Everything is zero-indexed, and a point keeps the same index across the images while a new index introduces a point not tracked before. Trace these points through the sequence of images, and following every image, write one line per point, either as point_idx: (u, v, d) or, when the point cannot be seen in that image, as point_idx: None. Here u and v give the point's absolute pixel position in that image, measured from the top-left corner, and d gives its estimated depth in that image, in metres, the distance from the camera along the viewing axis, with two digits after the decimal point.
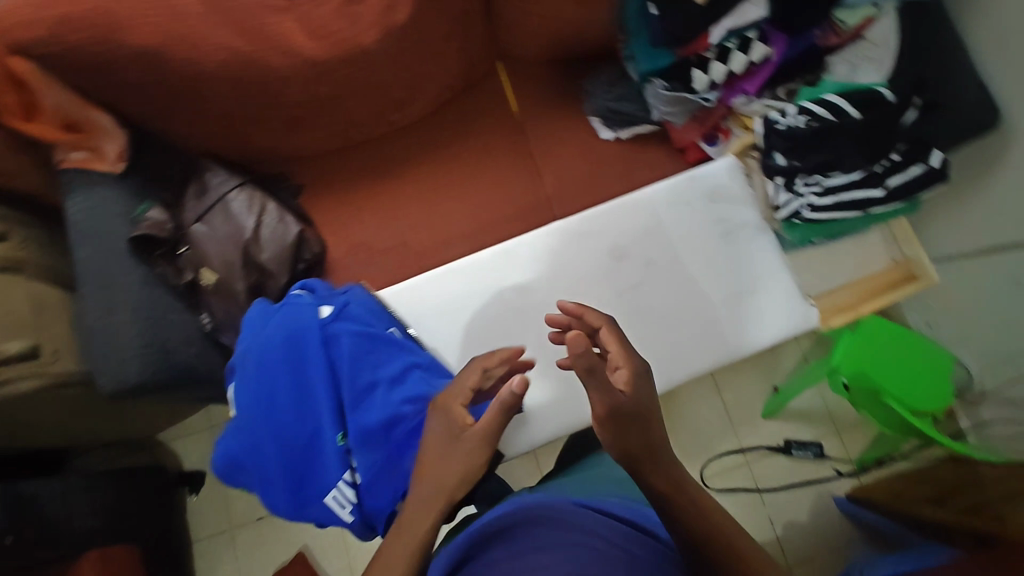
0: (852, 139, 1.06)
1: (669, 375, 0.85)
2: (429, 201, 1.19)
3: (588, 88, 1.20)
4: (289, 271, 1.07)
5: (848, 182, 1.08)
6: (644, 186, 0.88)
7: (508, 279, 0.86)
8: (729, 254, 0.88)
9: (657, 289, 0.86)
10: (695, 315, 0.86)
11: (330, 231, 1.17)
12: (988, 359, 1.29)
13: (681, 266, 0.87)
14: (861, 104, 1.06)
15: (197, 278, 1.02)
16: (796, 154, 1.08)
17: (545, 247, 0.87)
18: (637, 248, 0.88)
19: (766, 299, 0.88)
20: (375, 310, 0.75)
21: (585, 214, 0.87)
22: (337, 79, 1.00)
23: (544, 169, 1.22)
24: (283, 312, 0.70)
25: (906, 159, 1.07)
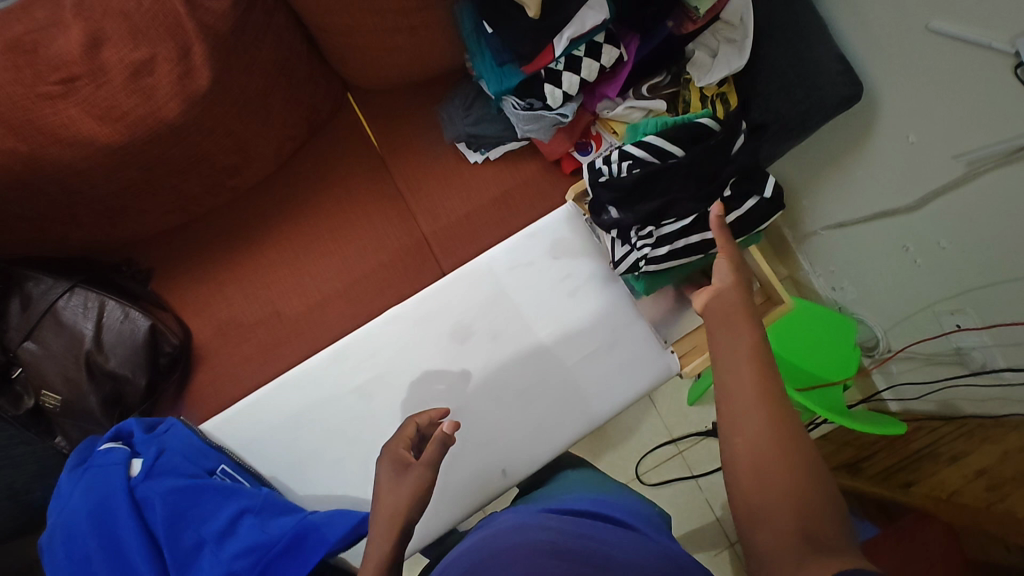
0: (684, 178, 0.82)
1: (533, 456, 0.84)
2: (294, 263, 1.10)
3: (446, 113, 1.12)
4: (147, 372, 0.98)
5: (686, 230, 0.82)
6: (477, 257, 0.87)
7: (348, 384, 0.83)
8: (577, 313, 0.88)
9: (507, 366, 0.85)
10: (550, 387, 0.85)
11: (191, 315, 1.07)
12: (893, 319, 1.29)
13: (529, 337, 0.86)
14: (687, 138, 0.83)
15: (40, 401, 0.94)
16: (623, 205, 0.84)
17: (387, 338, 0.85)
18: (482, 322, 0.86)
19: (622, 357, 0.88)
20: (198, 449, 0.75)
21: (421, 298, 0.85)
22: (148, 161, 0.89)
23: (416, 206, 1.13)
24: (86, 478, 0.68)
25: (740, 195, 0.83)
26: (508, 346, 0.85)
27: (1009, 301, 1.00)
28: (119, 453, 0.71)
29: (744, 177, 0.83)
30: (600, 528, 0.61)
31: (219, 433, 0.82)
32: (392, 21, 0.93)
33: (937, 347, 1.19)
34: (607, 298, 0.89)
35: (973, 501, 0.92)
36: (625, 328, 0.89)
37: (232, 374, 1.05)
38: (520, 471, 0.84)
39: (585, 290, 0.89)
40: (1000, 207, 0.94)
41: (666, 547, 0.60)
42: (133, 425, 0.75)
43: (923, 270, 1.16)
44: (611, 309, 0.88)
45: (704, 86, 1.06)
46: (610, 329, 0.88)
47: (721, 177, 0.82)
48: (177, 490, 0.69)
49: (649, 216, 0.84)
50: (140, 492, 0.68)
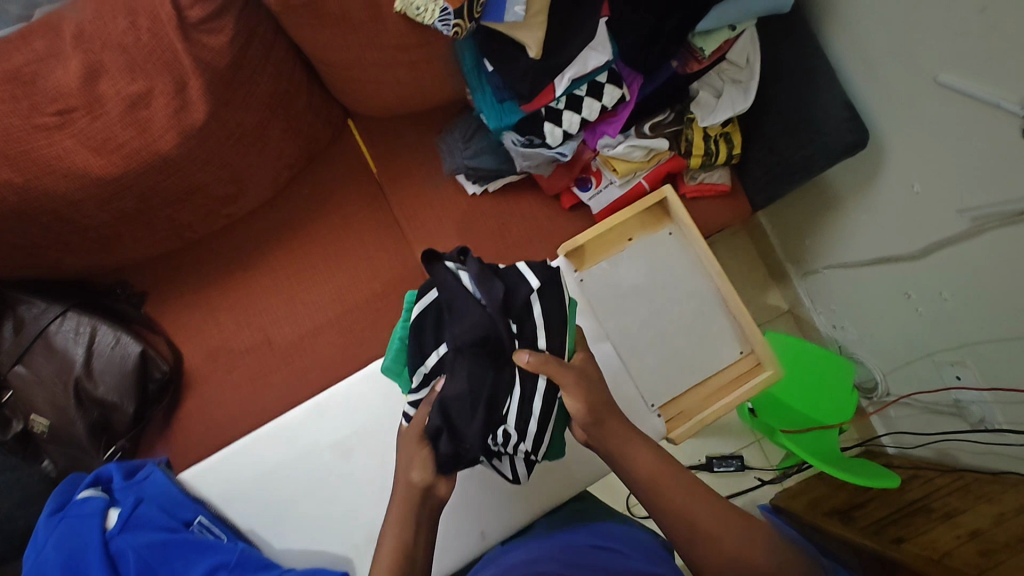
0: (470, 365, 0.67)
1: (509, 520, 0.82)
2: (288, 292, 1.09)
3: (445, 144, 1.11)
4: (136, 400, 0.98)
5: (523, 390, 0.68)
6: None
7: (329, 437, 0.82)
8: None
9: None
10: None
11: (183, 338, 1.07)
12: (893, 363, 1.27)
13: None
14: (430, 332, 0.70)
15: (28, 426, 0.95)
16: (458, 440, 0.66)
17: (372, 389, 0.83)
18: None
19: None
20: (176, 499, 0.75)
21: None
22: (142, 192, 0.89)
23: (412, 236, 1.12)
24: (60, 528, 0.70)
25: (522, 313, 0.69)
26: None
27: (1009, 360, 0.98)
28: (97, 501, 0.73)
29: (506, 301, 0.68)
30: (598, 561, 0.62)
31: (197, 483, 0.81)
32: (392, 57, 0.92)
33: (936, 398, 1.17)
34: None
35: (961, 565, 0.88)
36: None
37: (220, 402, 1.05)
38: (498, 531, 0.82)
39: None
40: (1000, 266, 0.92)
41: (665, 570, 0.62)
42: (116, 470, 0.78)
43: (924, 319, 1.13)
44: None
45: (706, 126, 1.06)
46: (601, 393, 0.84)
47: (497, 323, 0.66)
48: (151, 545, 0.70)
49: (490, 423, 0.66)
50: (113, 546, 0.69)
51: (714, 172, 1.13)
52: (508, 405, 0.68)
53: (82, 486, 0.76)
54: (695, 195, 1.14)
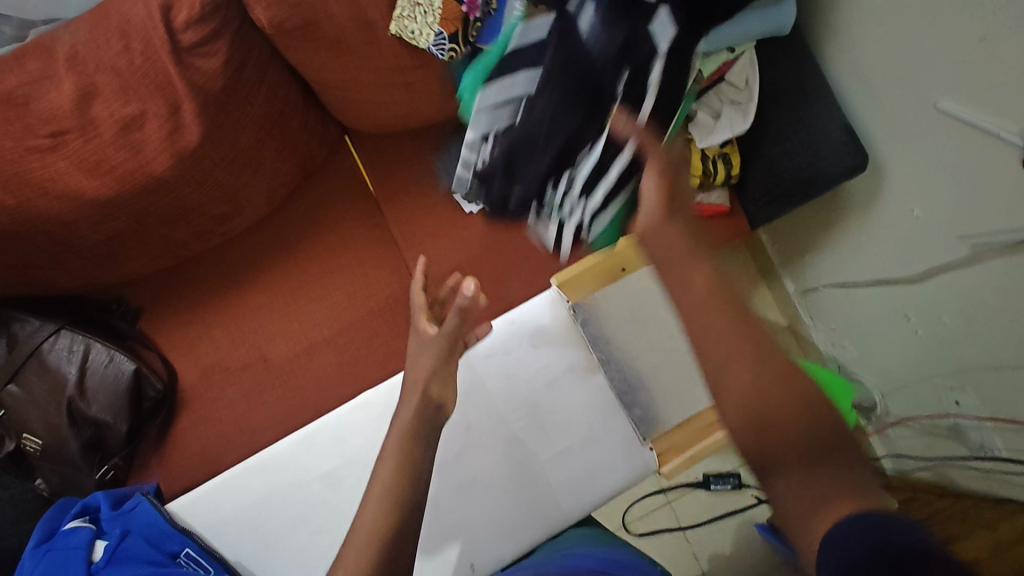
0: (552, 98, 0.73)
1: (500, 553, 0.81)
2: (282, 311, 1.09)
3: (441, 163, 1.11)
4: (129, 418, 0.98)
5: (604, 150, 0.74)
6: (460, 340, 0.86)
7: (319, 469, 0.82)
8: (561, 406, 0.85)
9: (477, 447, 0.83)
10: (522, 478, 0.83)
11: (178, 355, 1.07)
12: (892, 384, 1.26)
13: (504, 427, 0.84)
14: (508, 59, 0.75)
15: (21, 444, 0.95)
16: (510, 181, 0.80)
17: (363, 417, 0.83)
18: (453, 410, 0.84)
19: (592, 453, 0.84)
20: (162, 530, 0.76)
21: (394, 383, 0.83)
22: (136, 213, 0.89)
23: (409, 254, 1.12)
24: (47, 559, 0.71)
25: (637, 91, 0.72)
26: (481, 434, 0.83)
27: (1009, 389, 0.97)
28: (83, 531, 0.74)
29: (625, 49, 0.71)
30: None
31: (187, 513, 0.82)
32: (387, 78, 0.92)
33: (935, 422, 1.16)
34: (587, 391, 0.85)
35: None
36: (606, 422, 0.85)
37: (214, 420, 1.05)
38: (488, 565, 0.80)
39: (565, 382, 0.86)
40: (1000, 295, 0.91)
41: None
42: (104, 501, 0.79)
43: (923, 340, 1.12)
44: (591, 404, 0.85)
45: (704, 147, 1.05)
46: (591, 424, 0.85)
47: (606, 78, 0.71)
48: None
49: (562, 159, 0.76)
50: None
51: (712, 192, 1.13)
52: (582, 158, 0.75)
53: (70, 515, 0.77)
54: (693, 215, 1.13)
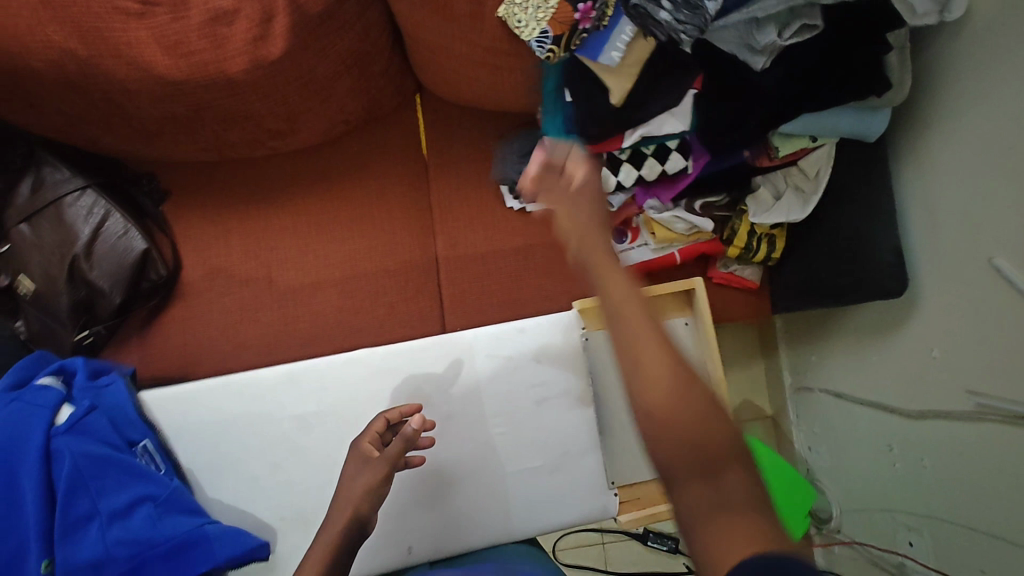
0: None
1: (440, 543, 0.82)
2: (304, 241, 1.09)
3: (500, 152, 1.11)
4: (125, 292, 0.98)
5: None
6: (462, 332, 0.85)
7: (292, 410, 0.82)
8: (541, 427, 0.85)
9: (450, 438, 0.84)
10: (484, 481, 0.83)
11: (189, 249, 1.07)
12: (853, 504, 1.27)
13: (482, 428, 0.84)
14: None
15: (14, 283, 0.95)
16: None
17: (353, 375, 0.84)
18: (443, 394, 0.84)
19: (559, 480, 0.85)
20: (128, 417, 0.77)
21: (392, 350, 0.84)
22: (197, 103, 0.89)
23: (440, 228, 1.13)
24: (12, 408, 0.71)
25: None
26: (459, 427, 0.84)
27: (960, 547, 0.98)
28: (54, 393, 0.74)
29: None
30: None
31: (154, 407, 0.82)
32: (477, 56, 0.92)
33: (881, 557, 1.18)
34: (572, 420, 0.85)
35: None
36: (582, 455, 0.85)
37: (203, 321, 1.05)
38: (425, 550, 0.82)
39: (555, 405, 0.85)
40: (983, 459, 0.92)
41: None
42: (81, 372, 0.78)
43: (896, 475, 1.13)
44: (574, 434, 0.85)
45: (756, 222, 1.04)
46: (567, 451, 0.85)
47: None
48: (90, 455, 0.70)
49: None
50: (53, 444, 0.69)
51: (747, 268, 1.14)
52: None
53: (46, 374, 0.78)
54: (722, 281, 1.14)
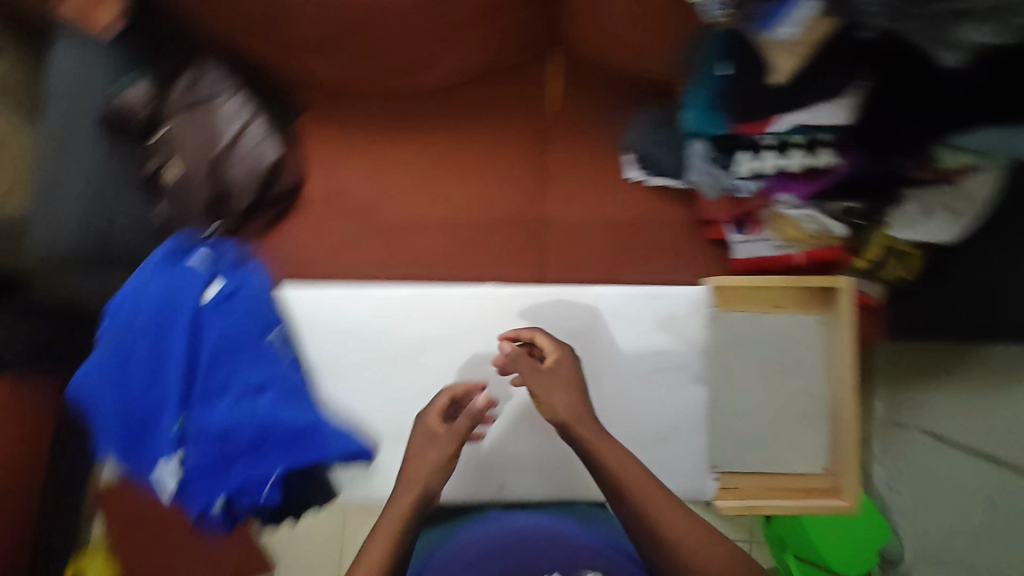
0: None
1: (531, 487, 0.84)
2: (421, 177, 1.10)
3: (634, 119, 1.08)
4: (254, 197, 1.05)
5: None
6: (594, 286, 0.85)
7: (410, 330, 0.85)
8: (652, 394, 0.84)
9: (564, 388, 0.84)
10: (587, 438, 0.83)
11: (313, 168, 1.10)
12: (934, 558, 1.18)
13: (596, 386, 0.84)
14: None
15: (160, 169, 1.01)
16: None
17: (473, 307, 0.86)
18: (563, 345, 0.85)
19: (664, 452, 0.84)
20: (261, 307, 0.86)
21: (517, 291, 0.86)
22: (358, 20, 0.90)
23: (552, 187, 1.09)
24: (168, 280, 0.83)
25: None
26: (574, 380, 0.84)
27: None
28: (201, 273, 0.84)
29: None
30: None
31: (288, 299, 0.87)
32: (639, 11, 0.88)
33: None
34: (684, 396, 0.84)
35: None
36: (690, 432, 0.84)
37: (313, 240, 1.08)
38: (516, 491, 0.84)
39: (673, 377, 0.84)
40: None
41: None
42: (225, 261, 0.88)
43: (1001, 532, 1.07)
44: (687, 409, 0.84)
45: (896, 237, 0.98)
46: (676, 425, 0.84)
47: None
48: (225, 337, 0.82)
49: None
50: (198, 319, 0.82)
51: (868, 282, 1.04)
52: None
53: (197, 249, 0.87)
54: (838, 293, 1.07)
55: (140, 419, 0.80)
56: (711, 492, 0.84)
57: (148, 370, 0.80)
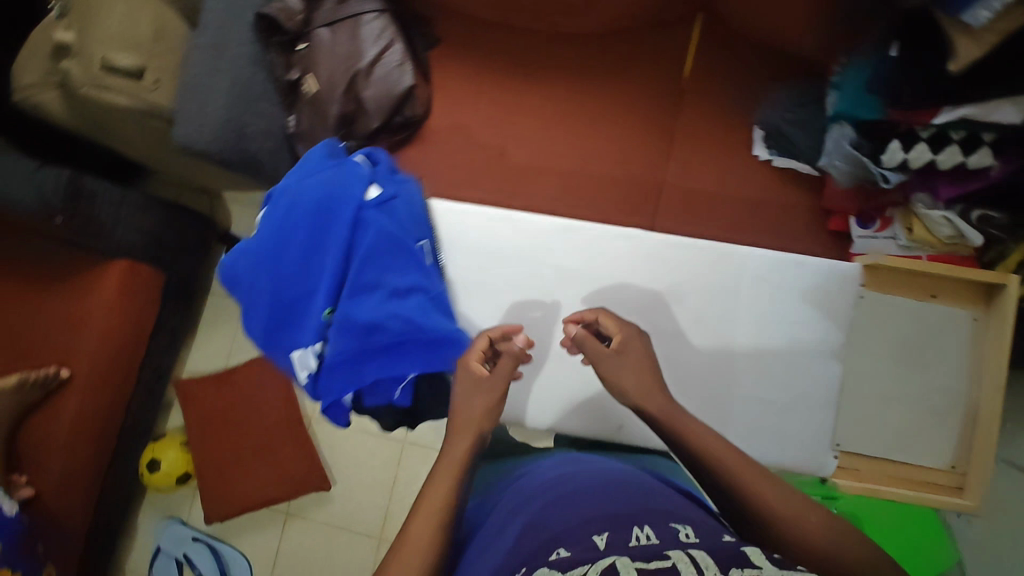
0: None
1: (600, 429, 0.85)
2: (545, 124, 1.11)
3: (771, 96, 1.05)
4: (382, 119, 1.03)
5: None
6: (743, 247, 0.83)
7: (552, 261, 0.85)
8: (785, 365, 0.82)
9: (692, 342, 0.83)
10: (709, 395, 0.82)
11: (441, 98, 1.11)
12: None
13: (725, 346, 0.83)
14: None
15: (301, 80, 1.01)
16: None
17: (614, 249, 0.85)
18: (698, 300, 0.84)
19: (786, 422, 0.82)
20: (418, 217, 0.74)
21: (663, 240, 0.84)
22: None
23: (674, 153, 1.09)
24: (332, 168, 0.69)
25: None
26: (701, 336, 0.83)
27: None
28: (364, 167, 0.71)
29: None
30: (565, 548, 0.53)
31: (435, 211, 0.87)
32: None
33: None
34: (816, 369, 0.82)
35: None
36: (814, 407, 0.82)
37: (432, 169, 1.10)
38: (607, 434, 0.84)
39: (807, 350, 0.82)
40: None
41: (611, 561, 0.47)
42: (384, 160, 0.75)
43: None
44: (817, 383, 0.82)
45: None
46: (803, 399, 0.82)
47: None
48: (385, 235, 0.68)
49: None
50: (362, 212, 0.68)
51: None
52: None
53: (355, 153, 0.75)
54: None
55: (286, 309, 0.68)
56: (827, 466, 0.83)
57: (297, 258, 0.67)
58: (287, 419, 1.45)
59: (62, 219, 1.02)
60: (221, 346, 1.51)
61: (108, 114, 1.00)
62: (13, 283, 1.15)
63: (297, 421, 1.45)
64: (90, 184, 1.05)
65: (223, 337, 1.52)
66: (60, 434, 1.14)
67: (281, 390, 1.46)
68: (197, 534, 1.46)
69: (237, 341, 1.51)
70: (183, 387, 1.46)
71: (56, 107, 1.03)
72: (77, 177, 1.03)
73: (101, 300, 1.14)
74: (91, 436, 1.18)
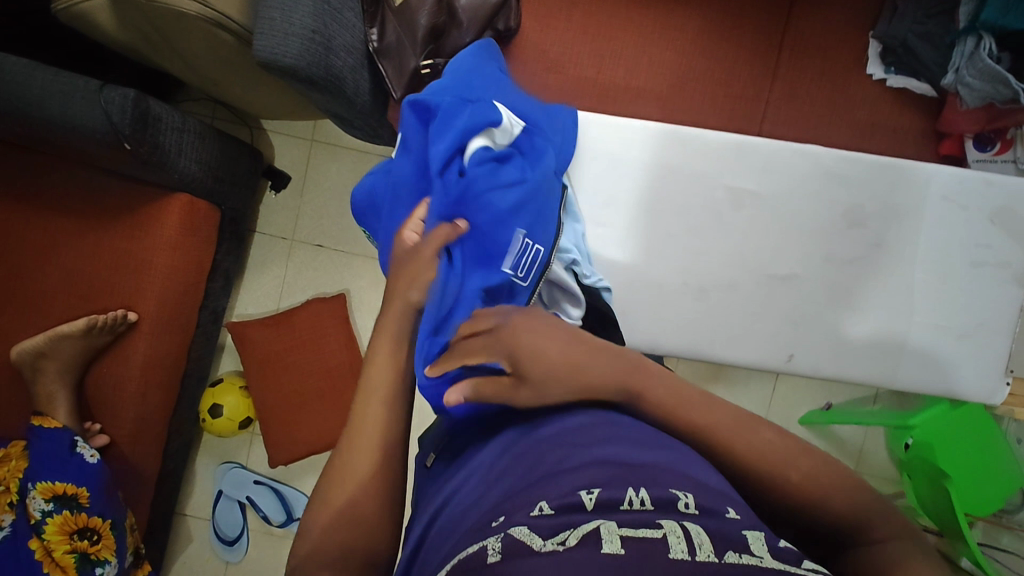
0: None
1: None
2: (642, 39, 1.02)
3: (892, 8, 0.97)
4: (476, 33, 0.93)
5: None
6: (927, 165, 0.81)
7: (725, 179, 0.83)
8: (962, 288, 0.82)
9: (871, 268, 0.82)
10: (882, 322, 0.82)
11: (530, 11, 1.02)
12: None
13: (903, 271, 0.82)
14: None
15: None
16: None
17: (789, 166, 0.83)
18: (877, 222, 0.82)
19: (960, 349, 0.82)
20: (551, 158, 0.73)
21: (844, 156, 0.82)
22: None
23: (782, 70, 1.01)
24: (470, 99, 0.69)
25: None
26: (880, 260, 0.82)
27: None
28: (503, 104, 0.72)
29: None
30: (538, 499, 0.39)
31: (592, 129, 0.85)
32: None
33: None
34: (997, 294, 0.82)
35: None
36: (988, 335, 0.82)
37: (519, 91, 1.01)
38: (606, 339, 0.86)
39: (989, 274, 0.82)
40: None
41: (594, 527, 0.34)
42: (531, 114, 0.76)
43: None
44: (997, 306, 0.82)
45: None
46: (976, 325, 0.82)
47: None
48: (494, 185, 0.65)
49: None
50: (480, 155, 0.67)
51: None
52: None
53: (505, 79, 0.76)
54: None
55: None
56: (998, 398, 0.84)
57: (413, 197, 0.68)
58: (348, 362, 1.41)
59: (130, 144, 0.91)
60: (271, 288, 1.45)
61: (174, 23, 0.88)
62: (65, 221, 1.05)
63: (356, 365, 1.41)
64: (155, 107, 0.94)
65: (271, 279, 1.46)
66: (132, 377, 1.08)
67: (338, 332, 1.41)
68: (259, 477, 1.43)
69: (287, 284, 1.45)
70: (237, 329, 1.39)
71: (105, 17, 0.92)
72: (143, 99, 0.92)
73: (163, 237, 1.06)
74: (161, 382, 1.12)
